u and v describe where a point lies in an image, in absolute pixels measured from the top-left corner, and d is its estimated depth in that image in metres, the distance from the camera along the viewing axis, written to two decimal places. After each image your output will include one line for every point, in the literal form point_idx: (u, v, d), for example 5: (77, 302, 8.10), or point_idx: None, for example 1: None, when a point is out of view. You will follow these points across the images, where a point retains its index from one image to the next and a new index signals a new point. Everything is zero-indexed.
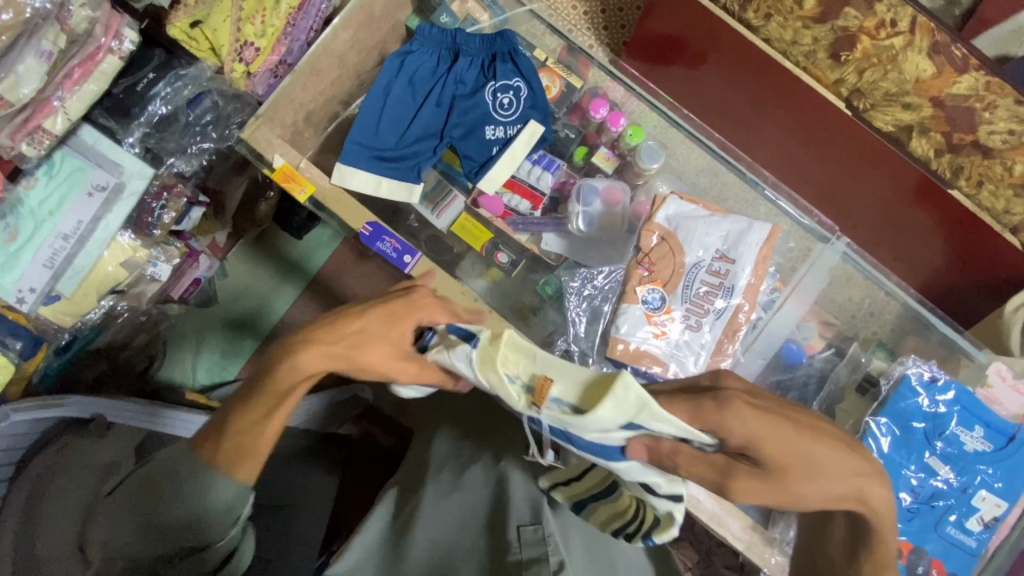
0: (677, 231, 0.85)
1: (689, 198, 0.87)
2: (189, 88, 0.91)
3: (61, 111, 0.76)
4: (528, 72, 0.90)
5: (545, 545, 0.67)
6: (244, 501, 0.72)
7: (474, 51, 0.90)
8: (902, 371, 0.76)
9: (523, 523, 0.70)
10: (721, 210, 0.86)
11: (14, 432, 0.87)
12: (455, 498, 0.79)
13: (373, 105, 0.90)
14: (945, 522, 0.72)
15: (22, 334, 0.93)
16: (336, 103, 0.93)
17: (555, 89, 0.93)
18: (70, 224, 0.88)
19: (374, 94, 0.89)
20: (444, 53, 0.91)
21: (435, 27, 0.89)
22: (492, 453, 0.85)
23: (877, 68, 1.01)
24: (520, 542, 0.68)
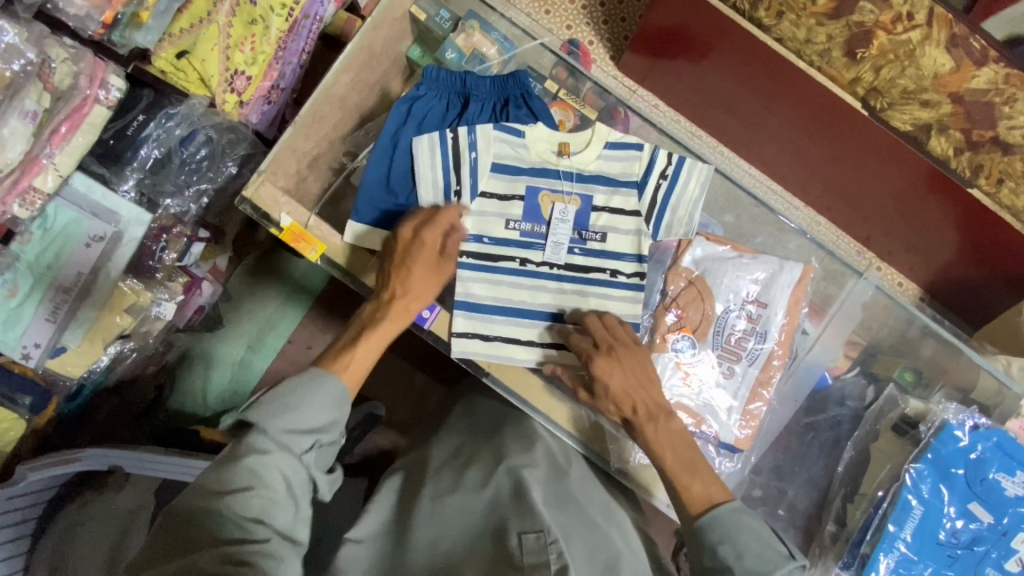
0: (705, 275, 0.82)
1: (716, 239, 0.84)
2: (181, 127, 0.88)
3: (51, 168, 0.73)
4: (544, 113, 0.83)
5: (547, 553, 0.66)
6: (309, 451, 0.65)
7: (484, 95, 0.83)
8: (943, 418, 0.73)
9: (525, 529, 0.68)
10: (750, 251, 0.84)
11: (34, 490, 0.86)
12: (452, 496, 0.75)
13: (380, 157, 0.81)
14: (986, 562, 0.70)
15: (31, 388, 0.91)
16: (342, 153, 0.86)
17: (568, 124, 0.86)
18: (70, 276, 0.85)
19: (381, 145, 0.81)
20: (453, 98, 0.83)
21: (442, 70, 0.83)
22: (493, 450, 0.81)
23: (894, 65, 0.98)
24: (521, 550, 0.66)
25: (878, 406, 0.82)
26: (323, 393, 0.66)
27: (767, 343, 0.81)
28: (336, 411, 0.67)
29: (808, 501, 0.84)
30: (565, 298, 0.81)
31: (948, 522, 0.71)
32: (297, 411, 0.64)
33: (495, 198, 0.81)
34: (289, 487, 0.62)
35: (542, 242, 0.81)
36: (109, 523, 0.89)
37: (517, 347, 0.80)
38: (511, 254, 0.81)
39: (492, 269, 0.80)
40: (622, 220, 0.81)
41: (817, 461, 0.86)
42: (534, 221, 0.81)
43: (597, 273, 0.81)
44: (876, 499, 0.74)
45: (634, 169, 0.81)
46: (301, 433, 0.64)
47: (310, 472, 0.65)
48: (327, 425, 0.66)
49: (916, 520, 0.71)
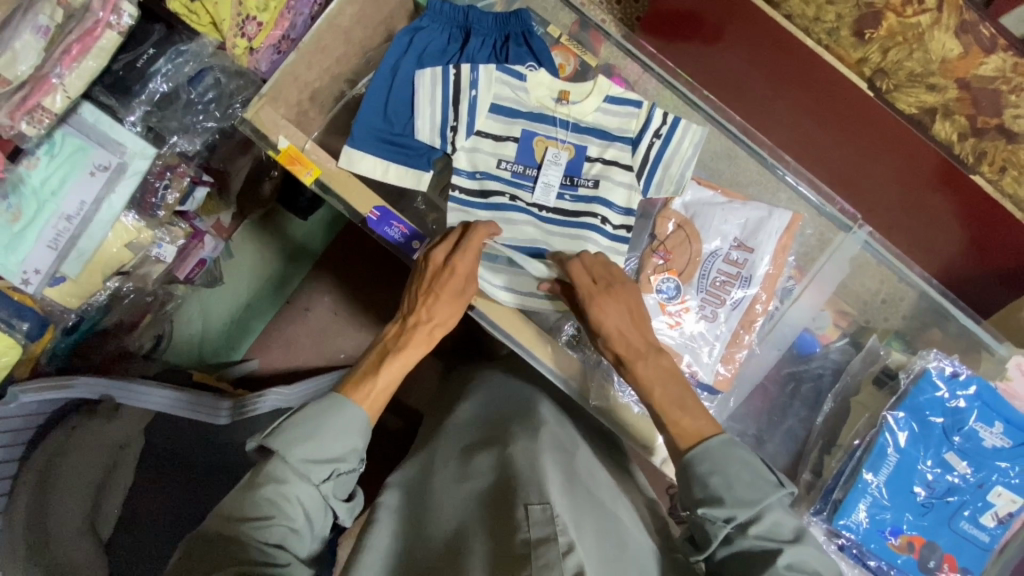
0: (693, 219, 0.83)
1: (707, 184, 0.85)
2: (190, 65, 0.89)
3: (60, 89, 0.74)
4: (547, 58, 0.84)
5: (554, 525, 0.62)
6: (328, 480, 0.67)
7: (486, 31, 0.85)
8: (923, 366, 0.73)
9: (530, 502, 0.65)
10: (739, 197, 0.84)
11: (24, 413, 0.86)
12: (463, 485, 0.74)
13: (380, 84, 0.82)
14: (960, 516, 0.71)
15: (29, 315, 0.91)
16: (342, 81, 0.87)
17: (569, 67, 0.87)
18: (73, 205, 0.86)
19: (382, 72, 0.82)
20: (455, 31, 0.85)
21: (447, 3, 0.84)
22: (503, 437, 0.80)
23: (902, 47, 0.98)
24: (529, 522, 0.63)
25: (860, 357, 0.82)
26: (342, 426, 0.67)
27: (750, 290, 0.81)
28: (357, 440, 0.69)
29: (786, 457, 0.84)
30: (554, 237, 0.81)
31: (924, 471, 0.71)
32: (318, 443, 0.66)
33: (489, 137, 0.83)
34: (309, 510, 0.65)
35: (531, 184, 0.83)
36: (96, 454, 0.92)
37: (497, 268, 0.78)
38: (502, 190, 0.82)
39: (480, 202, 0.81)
40: (615, 171, 0.82)
41: (798, 413, 0.85)
42: (526, 163, 0.83)
43: (587, 217, 0.81)
44: (852, 448, 0.74)
45: (631, 125, 0.83)
46: (320, 464, 0.66)
47: (329, 499, 0.67)
48: (344, 454, 0.67)
49: (891, 467, 0.71)
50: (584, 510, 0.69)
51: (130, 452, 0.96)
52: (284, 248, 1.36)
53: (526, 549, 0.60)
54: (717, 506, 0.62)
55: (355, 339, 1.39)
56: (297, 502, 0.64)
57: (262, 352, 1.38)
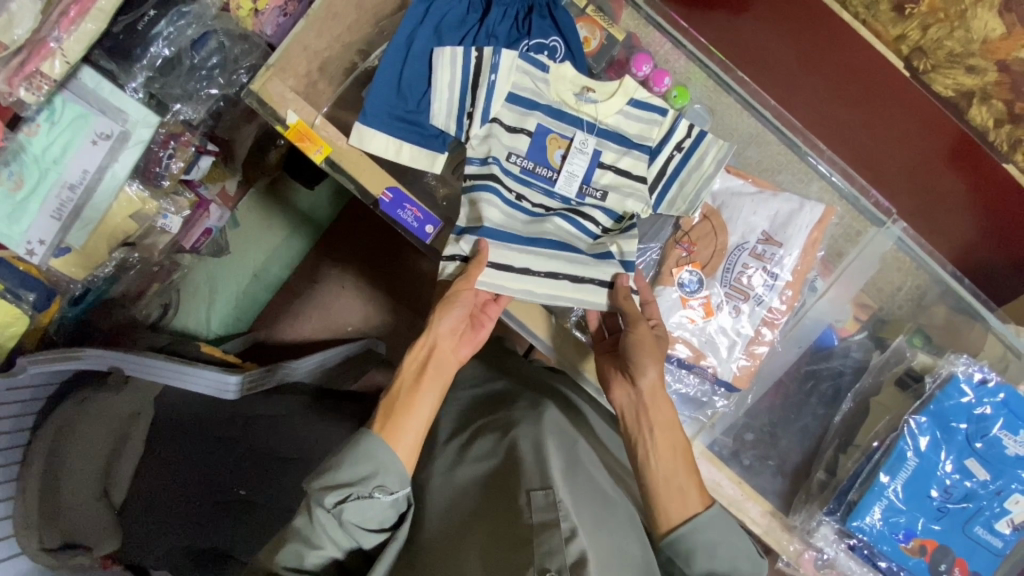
0: (722, 208, 0.81)
1: (738, 172, 0.82)
2: (193, 28, 0.85)
3: (58, 54, 0.71)
4: (575, 47, 0.80)
5: (557, 510, 0.64)
6: (344, 508, 0.61)
7: (507, 1, 0.81)
8: (951, 370, 0.72)
9: (532, 488, 0.67)
10: (771, 187, 0.81)
11: (32, 383, 0.89)
12: (461, 468, 0.75)
13: (394, 54, 0.78)
14: (975, 522, 0.71)
15: (35, 286, 0.90)
16: (354, 52, 0.83)
17: (594, 42, 0.82)
18: (76, 173, 0.83)
19: (397, 42, 0.78)
20: (475, 1, 0.81)
21: None
22: (502, 418, 0.80)
23: (942, 26, 0.94)
24: (531, 507, 0.65)
25: (884, 356, 0.80)
26: (363, 452, 0.63)
27: (776, 287, 0.79)
28: (374, 466, 0.63)
29: (799, 454, 0.83)
30: (558, 236, 0.77)
31: (941, 477, 0.71)
32: (335, 469, 0.63)
33: (503, 128, 0.79)
34: (332, 531, 0.62)
35: (542, 182, 0.79)
36: (109, 424, 0.91)
37: (502, 271, 0.73)
38: (508, 185, 0.78)
39: (487, 192, 0.76)
40: (628, 182, 0.79)
41: (815, 411, 0.84)
42: (537, 160, 0.79)
43: (589, 222, 0.79)
44: (870, 450, 0.74)
45: (651, 134, 0.79)
46: (336, 488, 0.62)
47: (347, 525, 0.62)
48: (362, 479, 0.62)
49: (909, 471, 0.71)
50: (582, 497, 0.70)
51: (140, 423, 0.93)
52: (292, 219, 1.34)
53: (529, 535, 0.62)
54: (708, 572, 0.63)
55: (363, 314, 1.39)
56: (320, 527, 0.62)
57: (269, 324, 1.38)
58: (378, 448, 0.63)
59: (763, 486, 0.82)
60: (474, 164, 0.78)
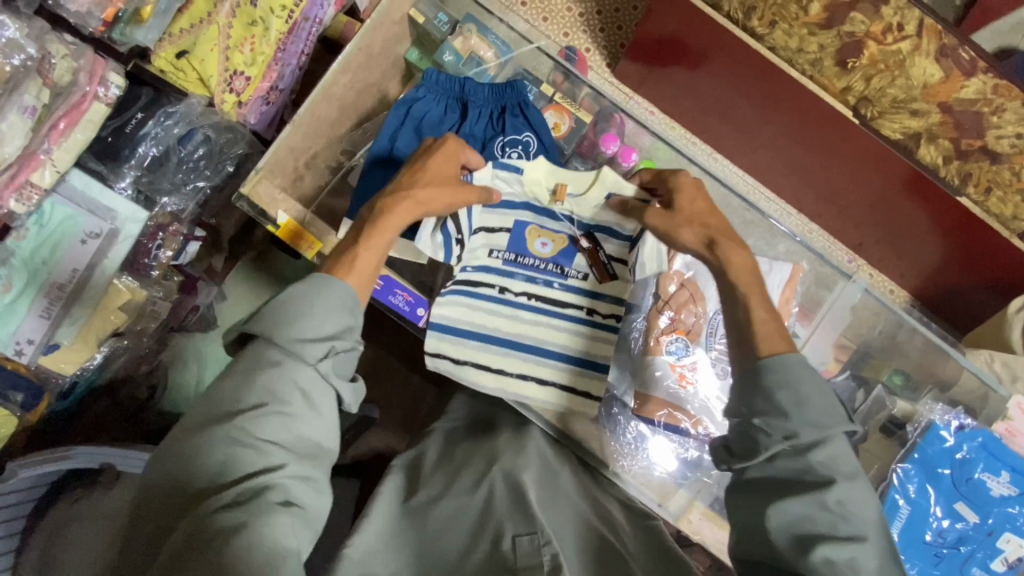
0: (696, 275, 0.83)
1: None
2: (179, 125, 0.88)
3: (48, 164, 0.74)
4: (546, 136, 0.85)
5: (541, 554, 0.65)
6: (324, 358, 0.60)
7: (482, 102, 0.86)
8: (930, 419, 0.76)
9: (517, 533, 0.68)
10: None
11: (22, 488, 0.86)
12: (444, 501, 0.74)
13: (377, 156, 0.83)
14: (972, 562, 0.72)
15: (23, 386, 0.89)
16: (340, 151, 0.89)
17: (563, 127, 0.88)
18: (65, 273, 0.85)
19: (380, 143, 0.83)
20: (452, 102, 0.86)
21: (443, 74, 0.85)
22: (487, 452, 0.80)
23: (884, 75, 0.99)
24: (515, 553, 0.66)
25: (865, 405, 0.82)
26: (333, 297, 0.61)
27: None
28: (349, 313, 0.62)
29: None
30: (537, 329, 0.82)
31: (933, 522, 0.72)
32: (301, 320, 0.59)
33: (484, 229, 0.82)
34: (307, 393, 0.59)
35: (523, 271, 0.83)
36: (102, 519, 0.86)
37: (484, 372, 0.81)
38: (491, 280, 0.83)
39: (470, 295, 0.82)
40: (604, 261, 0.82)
41: None
42: (519, 251, 0.83)
43: (571, 307, 0.83)
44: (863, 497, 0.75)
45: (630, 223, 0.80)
46: (308, 340, 0.59)
47: (329, 379, 0.60)
48: (338, 331, 0.61)
49: (903, 519, 0.73)
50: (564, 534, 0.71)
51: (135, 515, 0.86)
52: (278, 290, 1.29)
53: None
54: (780, 419, 0.57)
55: None
56: (294, 387, 0.58)
57: None
58: (340, 293, 0.62)
59: None
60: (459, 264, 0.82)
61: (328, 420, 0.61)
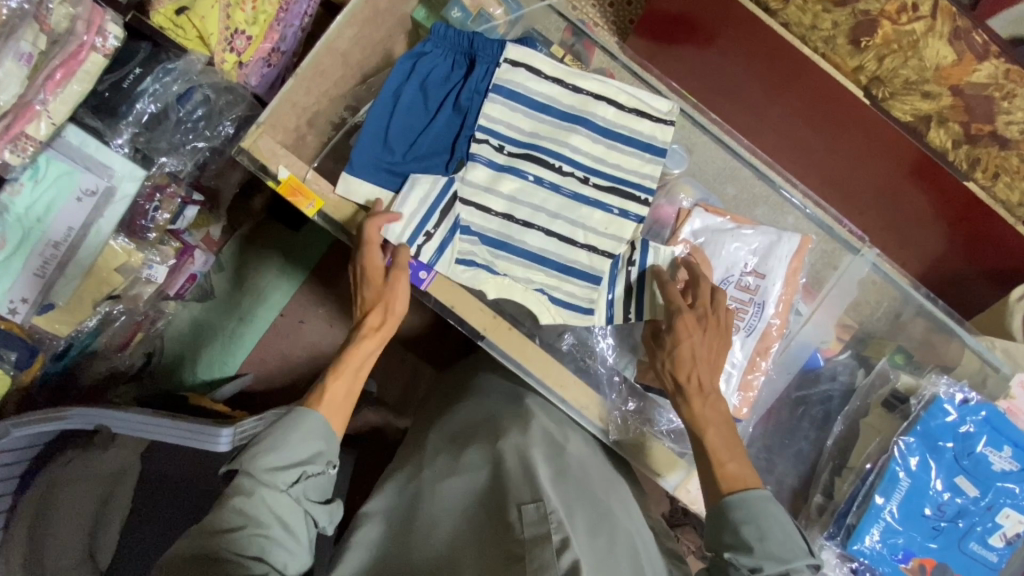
0: (703, 246, 0.83)
1: (714, 211, 0.86)
2: (178, 83, 0.85)
3: (44, 116, 0.72)
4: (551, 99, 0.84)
5: (550, 523, 0.63)
6: (298, 483, 0.66)
7: (490, 58, 0.83)
8: (933, 391, 0.75)
9: (523, 501, 0.66)
10: (748, 222, 0.85)
11: (17, 446, 0.86)
12: (450, 483, 0.75)
13: (381, 110, 0.82)
14: (969, 537, 0.72)
15: (15, 344, 0.88)
16: (342, 107, 0.89)
17: None
18: (60, 230, 0.83)
19: (384, 97, 0.82)
20: (459, 58, 0.84)
21: (451, 28, 0.83)
22: (490, 431, 0.81)
23: (897, 56, 0.98)
24: (522, 522, 0.64)
25: (869, 380, 0.83)
26: (300, 436, 0.67)
27: (764, 315, 0.82)
28: (322, 442, 0.69)
29: (796, 477, 0.85)
30: (560, 227, 0.82)
31: (933, 495, 0.73)
32: (272, 450, 0.66)
33: (508, 121, 0.83)
34: (274, 476, 0.65)
35: (552, 171, 0.83)
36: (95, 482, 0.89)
37: (510, 263, 0.81)
38: (523, 171, 0.82)
39: (503, 171, 0.82)
40: (636, 170, 0.84)
41: (808, 435, 0.87)
42: (546, 151, 0.83)
43: (603, 206, 0.83)
44: (864, 472, 0.75)
45: (662, 134, 0.85)
46: (281, 468, 0.65)
47: (303, 502, 0.67)
48: (310, 456, 0.67)
49: (902, 492, 0.73)
50: (574, 504, 0.71)
51: (124, 486, 0.89)
52: (279, 260, 1.30)
53: (523, 551, 0.61)
54: (746, 554, 0.61)
55: None
56: (270, 512, 0.64)
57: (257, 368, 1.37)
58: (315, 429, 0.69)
59: None
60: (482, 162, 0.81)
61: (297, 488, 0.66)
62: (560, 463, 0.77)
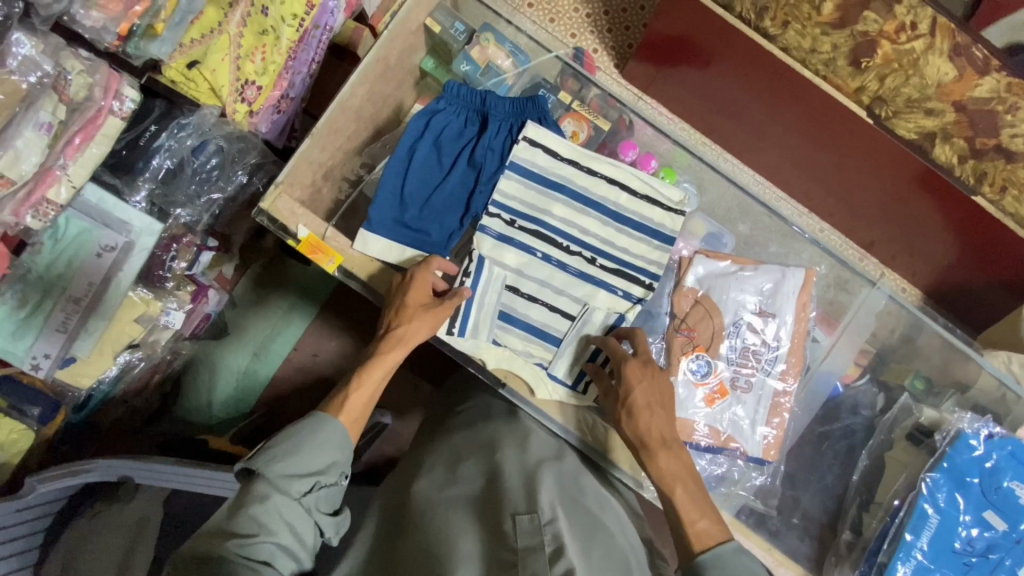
0: (709, 292, 0.85)
1: (717, 256, 0.87)
2: (192, 137, 0.89)
3: (64, 179, 0.73)
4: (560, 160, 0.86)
5: (541, 535, 0.65)
6: (310, 492, 0.67)
7: (502, 115, 0.87)
8: (958, 427, 0.75)
9: (517, 512, 0.69)
10: (750, 262, 0.87)
11: (44, 501, 0.88)
12: (442, 491, 0.76)
13: (396, 166, 0.85)
14: (1000, 572, 0.72)
15: (40, 400, 0.92)
16: (359, 165, 0.92)
17: (582, 134, 0.91)
18: (81, 288, 0.84)
19: (400, 153, 0.86)
20: (472, 115, 0.87)
21: (464, 86, 0.87)
22: (487, 441, 0.82)
23: (898, 74, 0.96)
24: (516, 532, 0.66)
25: (892, 414, 0.83)
26: (317, 445, 0.68)
27: (781, 356, 0.84)
28: (338, 451, 0.70)
29: (822, 510, 0.85)
30: (560, 299, 0.83)
31: (963, 531, 0.72)
32: (293, 456, 0.66)
33: (512, 196, 0.84)
34: (288, 485, 0.65)
35: (558, 248, 0.84)
36: (120, 530, 0.88)
37: (512, 334, 0.82)
38: (525, 245, 0.84)
39: (507, 242, 0.83)
40: (643, 248, 0.85)
41: (832, 467, 0.87)
42: (553, 231, 0.85)
43: (606, 287, 0.84)
44: (893, 509, 0.76)
45: (672, 223, 0.86)
46: (297, 477, 0.66)
47: (312, 512, 0.67)
48: (325, 467, 0.68)
49: (932, 529, 0.72)
50: (570, 508, 0.72)
51: (149, 527, 0.88)
52: (289, 296, 1.29)
53: (515, 558, 0.63)
54: None
55: None
56: (282, 520, 0.64)
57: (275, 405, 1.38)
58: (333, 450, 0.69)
59: (791, 547, 0.82)
60: (488, 232, 0.83)
61: (308, 499, 0.66)
62: (562, 474, 0.77)
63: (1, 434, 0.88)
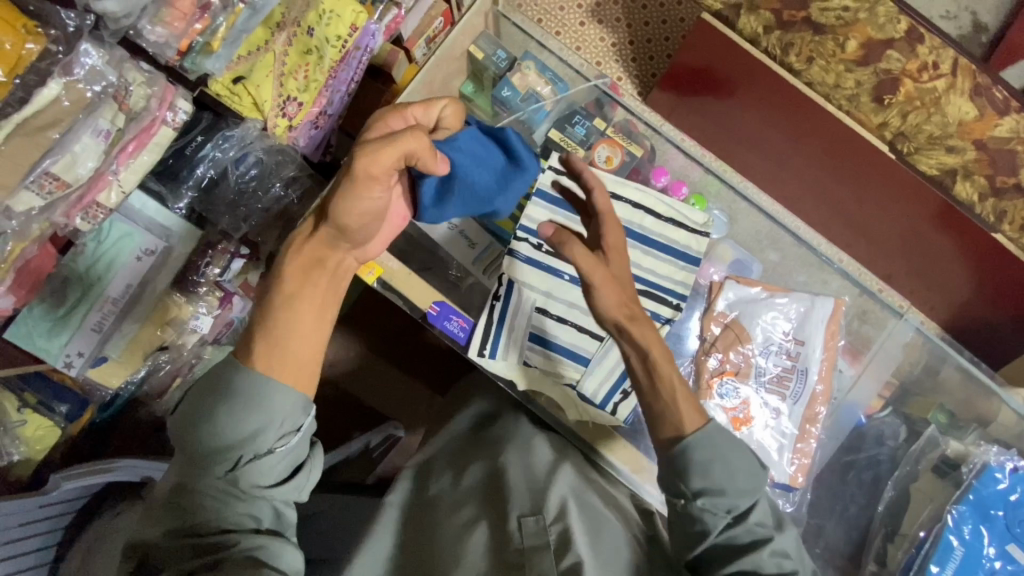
0: (739, 317, 0.87)
1: (747, 282, 0.88)
2: (235, 149, 0.94)
3: (115, 184, 0.77)
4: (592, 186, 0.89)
5: (547, 534, 0.66)
6: (244, 465, 0.58)
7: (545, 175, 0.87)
8: (984, 461, 0.76)
9: (523, 513, 0.68)
10: (781, 289, 0.88)
11: (65, 498, 0.89)
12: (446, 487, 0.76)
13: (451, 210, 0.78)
14: None
15: (68, 397, 0.94)
16: None
17: (616, 159, 0.94)
18: (118, 289, 0.88)
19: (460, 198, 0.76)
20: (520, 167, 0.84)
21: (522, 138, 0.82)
22: (491, 441, 0.81)
23: (920, 112, 0.96)
24: (521, 533, 0.66)
25: (918, 444, 0.83)
26: (244, 406, 0.58)
27: (808, 381, 0.84)
28: (268, 415, 0.59)
29: (847, 539, 0.85)
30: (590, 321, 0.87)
31: (987, 564, 0.72)
32: (216, 429, 0.58)
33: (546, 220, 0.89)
34: (215, 459, 0.58)
35: None
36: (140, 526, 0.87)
37: (541, 355, 0.86)
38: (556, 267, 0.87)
39: (539, 264, 0.88)
40: (669, 266, 0.87)
41: (856, 497, 0.87)
42: None
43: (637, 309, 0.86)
44: (918, 540, 0.75)
45: (697, 244, 0.88)
46: (224, 451, 0.58)
47: (252, 483, 0.59)
48: (252, 435, 0.58)
49: (957, 561, 0.72)
50: (578, 507, 0.71)
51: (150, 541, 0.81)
52: None
53: (521, 559, 0.64)
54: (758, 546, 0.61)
55: None
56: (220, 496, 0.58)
57: None
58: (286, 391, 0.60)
59: None
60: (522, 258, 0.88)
61: (242, 471, 0.58)
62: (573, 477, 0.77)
63: (30, 429, 0.90)
